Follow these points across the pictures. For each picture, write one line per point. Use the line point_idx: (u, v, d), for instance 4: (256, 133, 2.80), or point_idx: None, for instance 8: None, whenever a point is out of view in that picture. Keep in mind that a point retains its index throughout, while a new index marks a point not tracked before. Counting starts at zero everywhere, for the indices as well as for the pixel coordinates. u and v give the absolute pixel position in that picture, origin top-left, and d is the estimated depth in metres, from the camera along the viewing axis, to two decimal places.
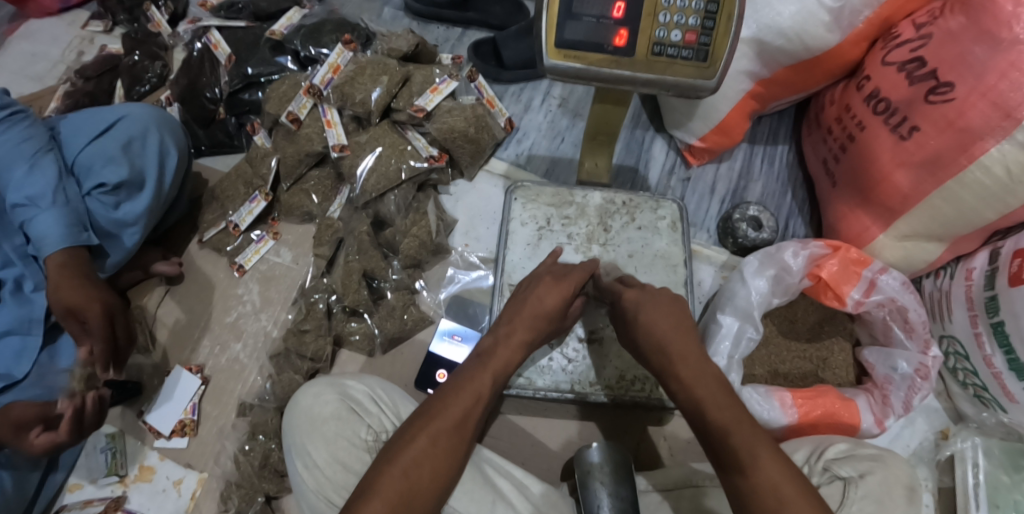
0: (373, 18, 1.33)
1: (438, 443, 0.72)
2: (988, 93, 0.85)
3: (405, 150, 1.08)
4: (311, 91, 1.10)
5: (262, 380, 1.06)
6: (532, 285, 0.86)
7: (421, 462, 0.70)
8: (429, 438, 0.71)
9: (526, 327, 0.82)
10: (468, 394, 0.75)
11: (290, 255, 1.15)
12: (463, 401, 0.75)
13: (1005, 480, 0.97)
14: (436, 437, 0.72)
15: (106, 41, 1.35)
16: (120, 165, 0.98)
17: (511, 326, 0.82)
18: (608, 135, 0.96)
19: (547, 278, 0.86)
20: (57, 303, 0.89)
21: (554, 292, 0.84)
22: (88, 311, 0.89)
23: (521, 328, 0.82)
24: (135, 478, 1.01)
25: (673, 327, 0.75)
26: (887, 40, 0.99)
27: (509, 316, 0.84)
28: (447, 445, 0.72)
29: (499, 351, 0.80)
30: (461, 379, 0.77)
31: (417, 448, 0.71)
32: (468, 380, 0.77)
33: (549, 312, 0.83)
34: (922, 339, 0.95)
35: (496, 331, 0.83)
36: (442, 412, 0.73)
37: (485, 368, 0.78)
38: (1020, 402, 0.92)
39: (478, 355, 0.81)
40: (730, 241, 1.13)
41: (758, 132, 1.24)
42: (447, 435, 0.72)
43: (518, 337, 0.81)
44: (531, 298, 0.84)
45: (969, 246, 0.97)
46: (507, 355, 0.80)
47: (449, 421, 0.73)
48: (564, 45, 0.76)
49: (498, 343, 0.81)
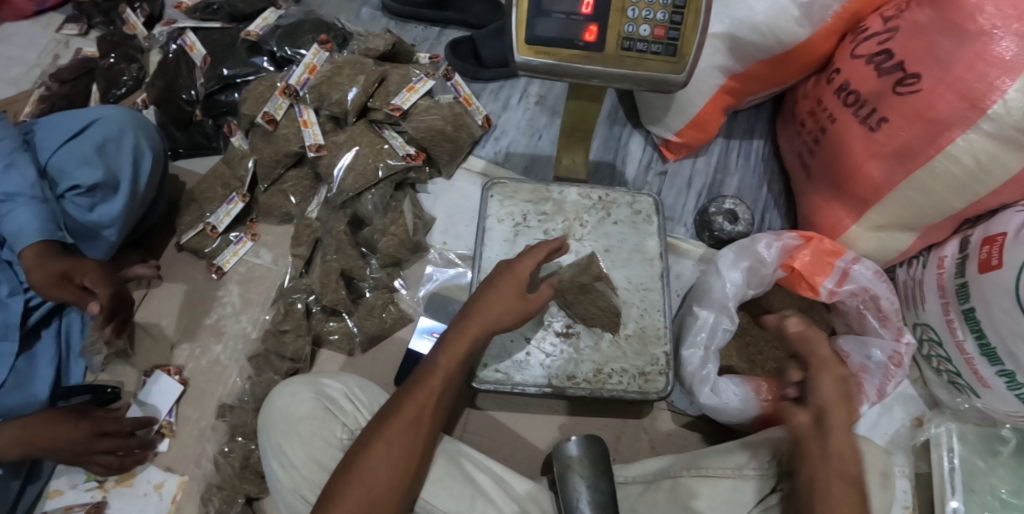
0: (351, 18, 1.33)
1: (394, 444, 0.72)
2: (955, 85, 0.86)
3: (382, 149, 1.08)
4: (287, 92, 1.10)
5: (242, 382, 1.06)
6: (489, 279, 0.80)
7: (379, 466, 0.71)
8: (386, 443, 0.72)
9: (480, 314, 0.77)
10: (423, 391, 0.75)
11: (270, 256, 1.15)
12: (418, 397, 0.74)
13: (980, 465, 0.98)
14: (392, 438, 0.72)
15: (82, 44, 1.34)
16: (94, 167, 0.97)
17: (466, 321, 0.77)
18: (585, 132, 0.97)
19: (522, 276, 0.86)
20: (48, 270, 0.89)
21: (510, 279, 0.79)
22: (83, 271, 0.91)
23: (475, 324, 0.77)
24: (116, 483, 1.00)
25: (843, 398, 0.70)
26: (856, 34, 1.00)
27: (471, 299, 0.79)
28: (405, 444, 0.72)
29: (461, 336, 0.77)
30: (417, 376, 0.76)
31: (376, 453, 0.71)
32: (426, 374, 0.75)
33: (510, 304, 0.77)
34: (896, 327, 0.97)
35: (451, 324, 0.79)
36: (397, 412, 0.73)
37: (439, 364, 0.76)
38: (992, 387, 0.93)
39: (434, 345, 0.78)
40: (707, 235, 1.14)
41: (735, 127, 1.25)
42: (404, 434, 0.72)
43: (472, 329, 0.77)
44: (489, 285, 0.79)
45: (939, 235, 0.99)
46: (466, 347, 0.76)
47: (403, 420, 0.73)
48: (534, 42, 0.77)
49: (454, 328, 0.78)
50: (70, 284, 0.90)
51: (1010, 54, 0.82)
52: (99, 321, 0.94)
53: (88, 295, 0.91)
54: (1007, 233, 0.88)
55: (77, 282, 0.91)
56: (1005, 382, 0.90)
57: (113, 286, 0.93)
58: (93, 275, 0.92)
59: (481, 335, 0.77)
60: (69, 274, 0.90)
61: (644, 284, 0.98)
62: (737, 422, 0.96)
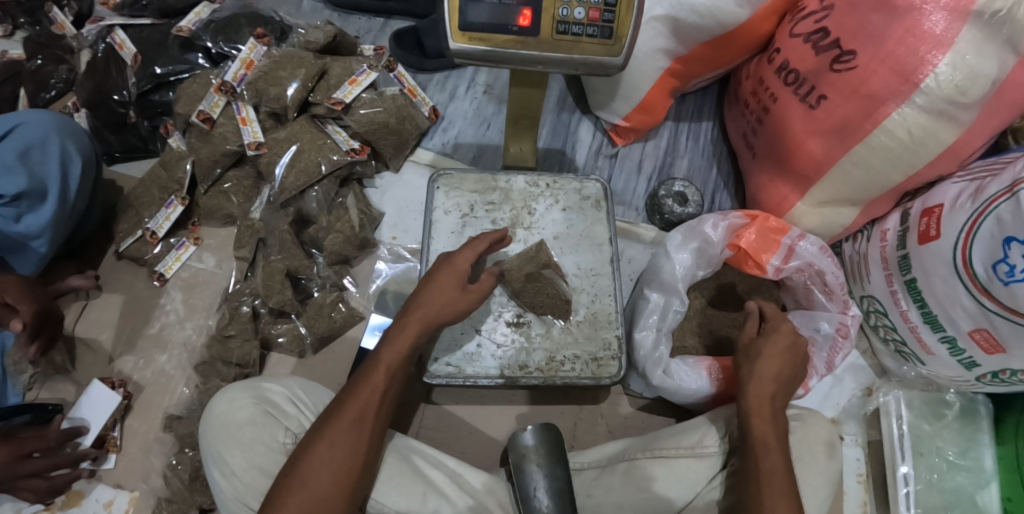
0: (292, 11, 1.29)
1: (336, 444, 0.70)
2: (887, 60, 0.87)
3: (325, 144, 1.06)
4: (222, 89, 1.06)
5: (190, 390, 1.03)
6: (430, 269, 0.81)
7: (321, 468, 0.69)
8: (328, 444, 0.70)
9: (420, 308, 0.76)
10: (366, 389, 0.73)
11: (214, 260, 1.11)
12: (361, 395, 0.73)
13: (927, 429, 1.01)
14: (333, 439, 0.71)
15: (7, 47, 1.28)
16: (18, 176, 0.92)
17: (407, 312, 0.77)
18: (530, 119, 0.96)
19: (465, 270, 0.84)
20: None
21: (449, 270, 0.79)
22: (3, 289, 0.95)
23: (416, 319, 0.76)
24: (63, 504, 0.97)
25: (778, 365, 0.83)
26: (795, 13, 1.01)
27: (414, 294, 0.79)
28: (348, 444, 0.71)
29: (402, 334, 0.76)
30: (361, 374, 0.75)
31: (317, 455, 0.70)
32: (368, 372, 0.74)
33: (445, 296, 0.77)
34: (841, 300, 0.98)
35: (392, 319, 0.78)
36: (339, 412, 0.72)
37: (381, 360, 0.75)
38: (935, 353, 0.96)
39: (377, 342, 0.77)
40: (658, 217, 1.15)
41: (683, 109, 1.26)
42: (347, 434, 0.71)
43: (414, 324, 0.76)
44: (428, 279, 0.79)
45: (882, 208, 1.00)
46: (408, 343, 0.76)
47: (346, 420, 0.72)
48: (468, 28, 0.76)
49: (398, 324, 0.77)
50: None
51: (939, 28, 0.83)
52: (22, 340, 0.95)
53: (11, 313, 0.95)
54: (944, 204, 0.91)
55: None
56: (947, 348, 0.93)
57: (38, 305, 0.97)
58: (14, 291, 0.96)
59: (422, 329, 0.76)
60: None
61: (594, 269, 0.97)
62: (691, 402, 0.96)
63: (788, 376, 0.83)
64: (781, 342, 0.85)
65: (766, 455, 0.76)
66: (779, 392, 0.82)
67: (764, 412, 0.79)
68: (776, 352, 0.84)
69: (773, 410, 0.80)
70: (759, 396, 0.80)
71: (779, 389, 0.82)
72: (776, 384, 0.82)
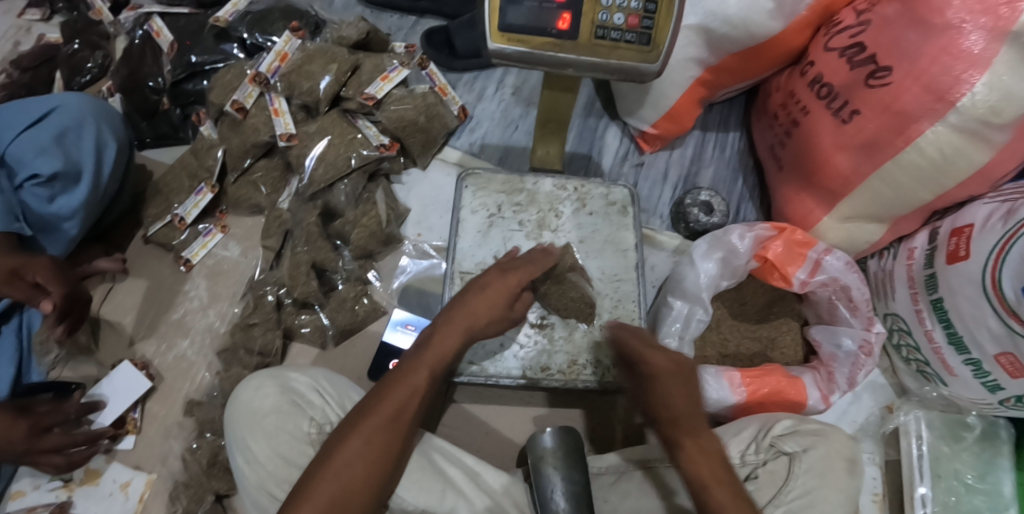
0: (324, 6, 1.30)
1: (372, 441, 0.71)
2: (921, 78, 0.87)
3: (354, 139, 1.06)
4: (256, 80, 1.07)
5: (211, 377, 1.04)
6: (477, 276, 0.82)
7: (355, 462, 0.70)
8: (363, 439, 0.70)
9: (465, 314, 0.78)
10: (404, 388, 0.74)
11: (238, 249, 1.12)
12: (398, 395, 0.73)
13: (946, 450, 1.00)
14: (369, 435, 0.71)
15: (45, 31, 1.30)
16: (53, 157, 0.94)
17: (451, 314, 0.78)
18: (558, 122, 0.96)
19: (495, 269, 0.82)
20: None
21: (499, 282, 0.80)
22: (35, 268, 0.90)
23: (459, 324, 0.77)
24: (81, 482, 0.98)
25: (681, 398, 0.75)
26: (830, 27, 1.00)
27: (458, 298, 0.80)
28: (383, 442, 0.71)
29: (443, 340, 0.77)
30: (398, 373, 0.75)
31: (351, 448, 0.70)
32: (408, 372, 0.75)
33: (492, 305, 0.79)
34: (865, 317, 0.98)
35: (434, 322, 0.79)
36: (376, 409, 0.72)
37: (421, 361, 0.75)
38: (959, 375, 0.95)
39: (416, 344, 0.78)
40: (682, 226, 1.15)
41: (709, 119, 1.26)
42: (383, 431, 0.71)
43: (457, 329, 0.77)
44: (475, 288, 0.80)
45: (909, 227, 1.00)
46: (450, 347, 0.76)
47: (382, 418, 0.72)
48: (506, 29, 0.76)
49: (435, 330, 0.78)
50: (21, 281, 0.89)
51: (977, 48, 0.82)
52: (50, 321, 0.93)
53: (40, 293, 0.91)
54: (975, 224, 0.90)
55: (29, 279, 0.90)
56: (972, 370, 0.93)
57: (67, 287, 0.93)
58: (44, 272, 0.91)
59: (464, 337, 0.77)
60: (20, 271, 0.89)
61: (618, 274, 0.97)
62: (711, 413, 0.96)
63: (699, 412, 0.75)
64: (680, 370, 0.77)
65: (710, 489, 0.69)
66: (693, 422, 0.74)
67: (697, 447, 0.72)
68: (671, 381, 0.76)
69: (700, 447, 0.72)
70: (687, 430, 0.73)
71: (689, 422, 0.74)
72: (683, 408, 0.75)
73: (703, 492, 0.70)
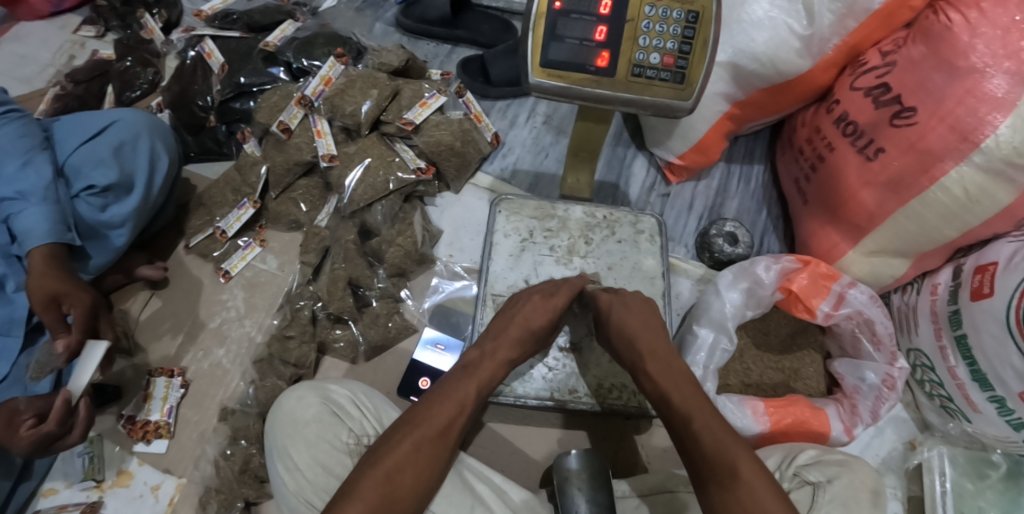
0: (365, 32, 1.36)
1: (420, 451, 0.73)
2: (947, 118, 0.90)
3: (393, 162, 1.11)
4: (302, 102, 1.12)
5: (244, 386, 1.07)
6: (520, 303, 0.87)
7: (404, 468, 0.72)
8: (412, 445, 0.73)
9: (510, 340, 0.84)
10: (453, 404, 0.77)
11: (276, 263, 1.16)
12: (447, 410, 0.76)
13: (970, 488, 1.01)
14: (418, 444, 0.73)
15: (98, 46, 1.36)
16: (110, 169, 1.00)
17: (496, 342, 0.83)
18: (590, 151, 1.00)
19: (536, 297, 0.87)
20: (38, 291, 0.91)
21: (542, 314, 0.85)
22: (73, 301, 0.93)
23: (506, 341, 0.83)
24: (112, 483, 1.01)
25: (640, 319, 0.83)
26: (855, 67, 1.03)
27: (497, 328, 0.85)
28: (430, 453, 0.74)
29: (485, 364, 0.82)
30: (447, 388, 0.79)
31: (400, 453, 0.72)
32: (455, 388, 0.79)
33: (535, 329, 0.85)
34: (889, 351, 0.99)
35: (482, 345, 0.84)
36: (426, 420, 0.75)
37: (470, 378, 0.80)
38: (982, 411, 0.96)
39: (465, 364, 0.82)
40: (707, 256, 1.17)
41: (735, 151, 1.29)
42: (431, 445, 0.74)
43: (502, 351, 0.83)
44: (519, 317, 0.85)
45: (933, 263, 1.02)
46: (491, 370, 0.81)
47: (432, 430, 0.74)
48: (548, 65, 0.80)
49: (483, 356, 0.83)
50: (56, 309, 0.93)
51: (1001, 91, 0.85)
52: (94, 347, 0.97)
53: (64, 329, 0.93)
54: (998, 262, 0.91)
55: (64, 310, 0.93)
56: (995, 407, 0.93)
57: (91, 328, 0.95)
58: (79, 309, 0.94)
59: (507, 366, 0.83)
60: (60, 298, 0.93)
61: None
62: None
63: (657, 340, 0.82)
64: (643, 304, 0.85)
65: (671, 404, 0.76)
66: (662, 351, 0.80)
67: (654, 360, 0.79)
68: (627, 305, 0.85)
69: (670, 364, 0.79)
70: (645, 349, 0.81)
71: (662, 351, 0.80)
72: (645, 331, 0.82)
73: (667, 404, 0.76)
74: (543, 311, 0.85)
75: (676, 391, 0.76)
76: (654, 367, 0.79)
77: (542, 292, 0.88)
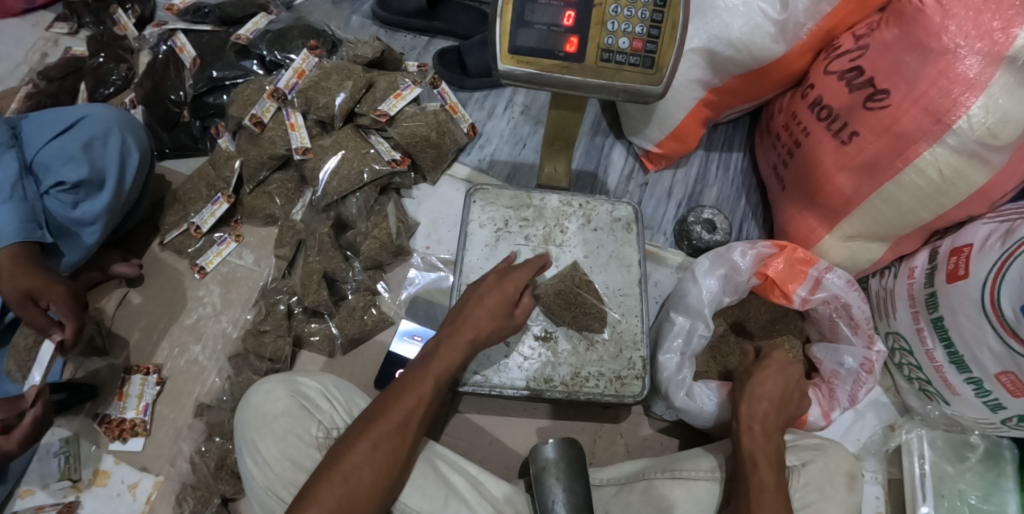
0: (341, 25, 1.35)
1: (379, 448, 0.72)
2: (920, 100, 0.89)
3: (367, 154, 1.10)
4: (275, 95, 1.12)
5: (221, 381, 1.06)
6: (477, 285, 0.84)
7: (363, 467, 0.72)
8: (371, 443, 0.72)
9: (470, 326, 0.79)
10: (411, 396, 0.75)
11: (252, 257, 1.15)
12: (406, 403, 0.75)
13: (949, 470, 1.00)
14: (376, 441, 0.73)
15: (71, 43, 1.35)
16: (79, 164, 0.99)
17: (455, 326, 0.80)
18: (566, 140, 0.99)
19: (491, 276, 0.84)
20: (12, 290, 0.91)
21: (497, 293, 0.81)
22: (49, 296, 0.93)
23: (467, 327, 0.79)
24: (89, 482, 1.00)
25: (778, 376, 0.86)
26: (830, 51, 1.03)
27: (455, 314, 0.82)
28: (389, 449, 0.73)
29: (442, 350, 0.78)
30: (407, 381, 0.77)
31: (360, 453, 0.72)
32: (414, 381, 0.77)
33: (493, 311, 0.80)
34: (866, 334, 0.99)
35: (440, 333, 0.81)
36: (384, 415, 0.74)
37: (429, 369, 0.77)
38: (960, 394, 0.95)
39: (424, 355, 0.80)
40: (686, 243, 1.17)
41: (714, 139, 1.28)
42: (390, 440, 0.73)
43: (462, 342, 0.79)
44: (475, 298, 0.81)
45: (910, 246, 1.01)
46: (457, 358, 0.78)
47: (390, 424, 0.74)
48: (516, 51, 0.79)
49: (441, 343, 0.79)
50: (34, 305, 0.93)
51: (973, 72, 0.85)
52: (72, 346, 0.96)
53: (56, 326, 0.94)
54: (974, 244, 0.91)
55: (44, 304, 0.94)
56: (972, 389, 0.93)
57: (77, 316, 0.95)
58: (61, 302, 0.94)
59: (468, 349, 0.79)
60: (35, 295, 0.92)
61: (620, 289, 1.00)
62: (712, 427, 0.97)
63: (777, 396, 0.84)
64: (776, 365, 0.86)
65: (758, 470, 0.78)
66: (773, 413, 0.83)
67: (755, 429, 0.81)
68: (769, 371, 0.85)
69: (766, 430, 0.81)
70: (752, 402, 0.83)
71: (774, 411, 0.83)
72: (772, 405, 0.83)
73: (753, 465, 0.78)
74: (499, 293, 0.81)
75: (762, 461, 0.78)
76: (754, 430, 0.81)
77: (498, 272, 0.85)
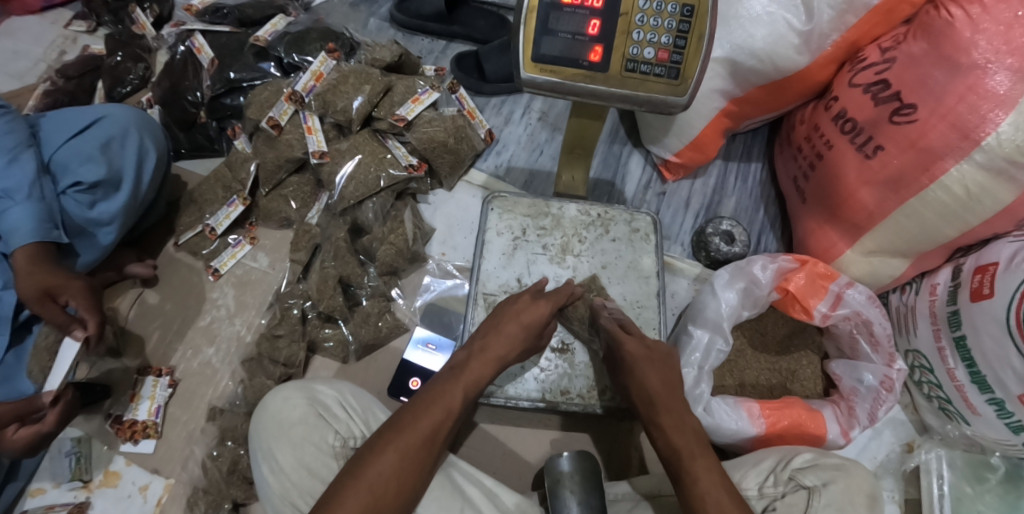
0: (358, 27, 1.34)
1: (406, 458, 0.72)
2: (947, 115, 0.88)
3: (384, 158, 1.09)
4: (292, 98, 1.11)
5: (234, 385, 1.06)
6: (508, 303, 0.89)
7: (389, 476, 0.71)
8: (398, 453, 0.72)
9: (498, 339, 0.84)
10: (440, 408, 0.76)
11: (267, 260, 1.15)
12: (434, 415, 0.75)
13: (969, 491, 0.99)
14: (404, 451, 0.72)
15: (89, 42, 1.35)
16: (98, 165, 0.98)
17: (486, 340, 0.84)
18: (585, 149, 0.98)
19: (526, 295, 0.89)
20: (31, 286, 0.90)
21: (532, 310, 0.87)
22: (68, 292, 0.93)
23: (496, 341, 0.84)
24: (100, 483, 0.99)
25: (659, 374, 0.85)
26: (854, 63, 1.02)
27: (486, 329, 0.86)
28: (416, 460, 0.72)
29: (471, 364, 0.82)
30: (434, 392, 0.78)
31: (387, 462, 0.71)
32: (440, 393, 0.78)
33: (527, 325, 0.86)
34: (886, 352, 0.98)
35: (469, 346, 0.85)
36: (413, 426, 0.74)
37: (457, 380, 0.80)
38: (981, 414, 0.94)
39: (450, 367, 0.83)
40: (703, 255, 1.15)
41: (732, 149, 1.27)
42: (416, 451, 0.73)
43: (487, 362, 0.83)
44: (510, 313, 0.87)
45: (933, 263, 1.00)
46: (483, 374, 0.82)
47: (418, 435, 0.73)
48: (539, 59, 0.78)
49: (471, 357, 0.83)
50: (53, 302, 0.93)
51: (1003, 88, 0.84)
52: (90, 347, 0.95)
53: (74, 322, 0.93)
54: (999, 262, 0.90)
55: (64, 302, 0.93)
56: (994, 410, 0.91)
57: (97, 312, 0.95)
58: (82, 298, 0.94)
59: (495, 367, 0.83)
60: (55, 292, 0.92)
61: (638, 301, 0.99)
62: (729, 442, 0.96)
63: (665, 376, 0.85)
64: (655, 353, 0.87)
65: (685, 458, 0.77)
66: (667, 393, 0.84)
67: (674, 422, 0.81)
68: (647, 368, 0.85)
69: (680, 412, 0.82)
70: (654, 390, 0.83)
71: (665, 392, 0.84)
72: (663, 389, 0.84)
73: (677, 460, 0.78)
74: (534, 310, 0.87)
75: (686, 447, 0.78)
76: (666, 421, 0.81)
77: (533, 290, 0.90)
